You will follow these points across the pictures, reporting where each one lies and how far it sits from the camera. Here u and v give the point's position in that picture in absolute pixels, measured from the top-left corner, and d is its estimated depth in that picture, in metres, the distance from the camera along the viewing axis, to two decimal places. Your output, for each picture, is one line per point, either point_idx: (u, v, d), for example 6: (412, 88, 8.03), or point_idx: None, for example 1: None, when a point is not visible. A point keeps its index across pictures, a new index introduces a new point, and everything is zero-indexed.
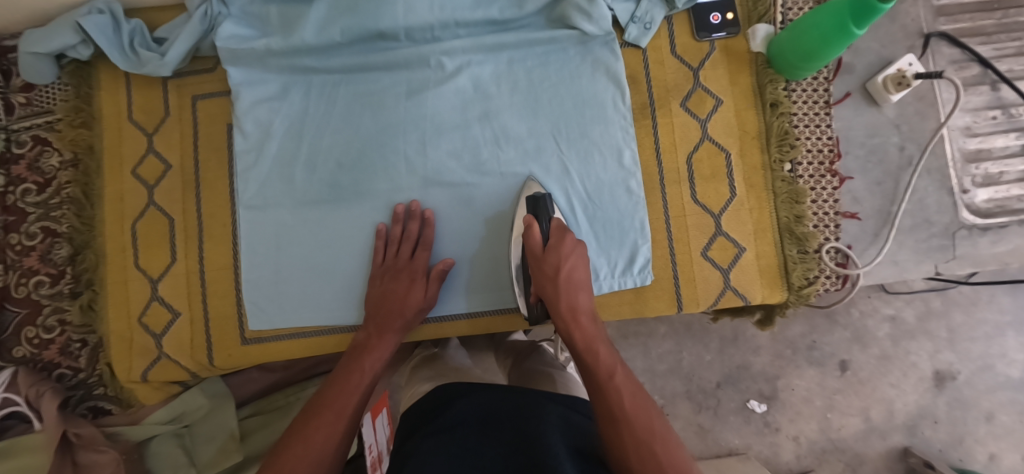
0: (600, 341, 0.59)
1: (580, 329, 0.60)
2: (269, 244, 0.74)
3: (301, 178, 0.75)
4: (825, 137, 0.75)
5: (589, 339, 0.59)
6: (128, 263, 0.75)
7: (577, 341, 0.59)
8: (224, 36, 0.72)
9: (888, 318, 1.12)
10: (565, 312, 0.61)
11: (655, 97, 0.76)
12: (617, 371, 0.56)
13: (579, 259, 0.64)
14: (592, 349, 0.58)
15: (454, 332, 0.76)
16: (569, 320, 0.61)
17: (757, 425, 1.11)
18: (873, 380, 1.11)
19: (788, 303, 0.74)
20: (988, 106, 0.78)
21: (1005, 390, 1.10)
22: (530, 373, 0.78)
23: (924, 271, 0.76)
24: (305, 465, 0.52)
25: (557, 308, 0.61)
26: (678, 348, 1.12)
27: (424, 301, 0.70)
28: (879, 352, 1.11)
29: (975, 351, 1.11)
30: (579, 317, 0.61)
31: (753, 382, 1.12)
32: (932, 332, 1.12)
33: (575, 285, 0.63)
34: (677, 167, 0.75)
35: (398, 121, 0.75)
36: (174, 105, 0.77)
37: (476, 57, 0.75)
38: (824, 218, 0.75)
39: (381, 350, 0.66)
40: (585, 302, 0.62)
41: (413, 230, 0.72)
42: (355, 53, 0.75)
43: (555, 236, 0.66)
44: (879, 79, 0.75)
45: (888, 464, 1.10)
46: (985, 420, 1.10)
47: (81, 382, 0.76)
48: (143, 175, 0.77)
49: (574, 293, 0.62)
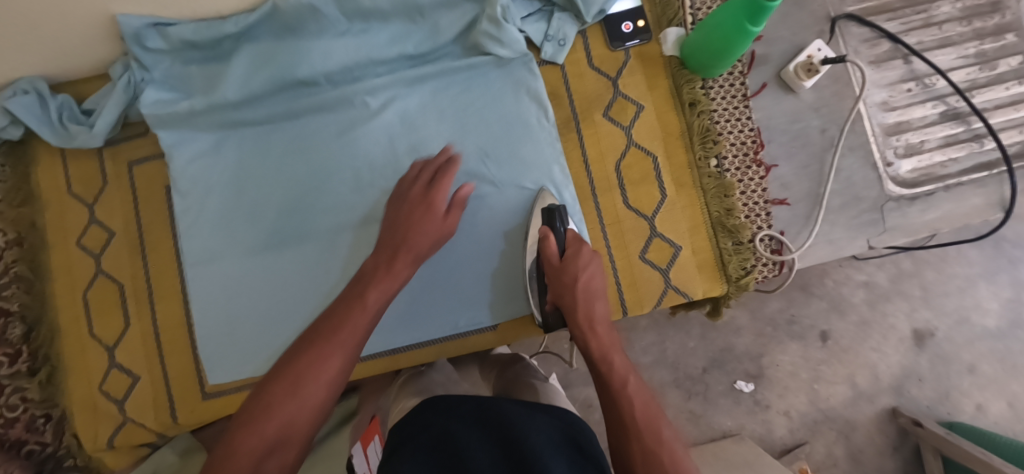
0: (614, 350, 0.60)
1: (596, 338, 0.62)
2: (219, 298, 0.75)
3: (243, 229, 0.76)
4: (746, 129, 0.77)
5: (604, 347, 0.61)
6: (83, 333, 0.77)
7: (592, 350, 0.61)
8: (148, 102, 0.73)
9: (862, 284, 1.15)
10: (582, 320, 0.63)
11: (578, 109, 0.77)
12: (629, 379, 0.56)
13: (593, 270, 0.67)
14: (607, 356, 0.59)
15: (434, 355, 0.78)
16: (587, 328, 0.63)
17: (748, 404, 1.13)
18: (855, 347, 1.14)
19: (730, 294, 0.76)
20: (903, 79, 0.80)
21: (982, 341, 1.14)
22: (514, 381, 0.80)
23: (859, 246, 0.78)
24: (306, 411, 0.47)
25: (578, 312, 0.64)
26: (660, 339, 1.13)
27: (446, 228, 0.66)
28: (857, 318, 1.14)
29: (950, 305, 1.14)
30: (595, 325, 0.63)
31: (738, 363, 1.13)
32: (907, 292, 1.15)
33: (588, 295, 0.65)
34: (606, 176, 0.76)
35: (330, 162, 0.76)
36: (112, 172, 0.79)
37: (399, 92, 0.76)
38: (754, 208, 0.77)
39: (387, 283, 0.59)
40: (601, 310, 0.64)
41: (436, 165, 0.67)
42: (279, 101, 0.75)
43: (571, 247, 0.68)
44: (790, 67, 0.77)
45: (879, 427, 1.13)
46: (968, 372, 1.14)
47: (50, 456, 0.77)
48: (88, 245, 0.78)
49: (591, 301, 0.65)
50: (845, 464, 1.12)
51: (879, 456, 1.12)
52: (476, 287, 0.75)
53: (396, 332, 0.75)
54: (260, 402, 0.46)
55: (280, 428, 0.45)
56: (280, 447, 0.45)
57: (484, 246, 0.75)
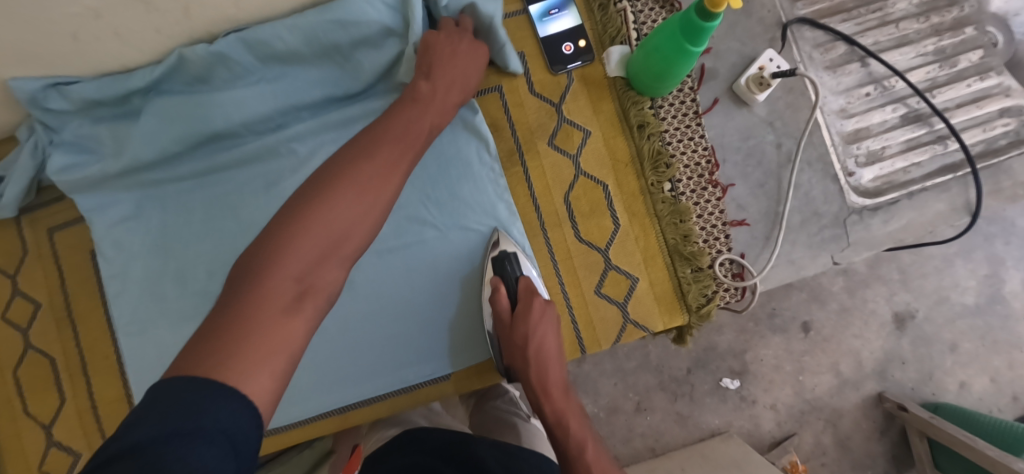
0: (571, 414, 0.62)
1: (551, 403, 0.63)
2: (153, 369, 0.71)
3: (174, 294, 0.72)
4: (700, 149, 0.73)
5: (559, 412, 0.62)
6: (17, 412, 0.73)
7: (547, 414, 0.63)
8: (56, 169, 0.67)
9: (841, 272, 1.13)
10: (536, 387, 0.64)
11: (521, 140, 0.73)
12: (587, 446, 0.60)
13: (546, 330, 0.66)
14: (564, 422, 0.62)
15: (392, 408, 0.75)
16: (542, 394, 0.63)
17: (734, 401, 1.11)
18: (837, 335, 1.12)
19: (692, 324, 0.73)
20: (860, 84, 0.76)
21: (963, 319, 1.13)
22: (489, 419, 0.76)
23: (823, 264, 0.74)
24: (364, 217, 0.45)
25: (535, 375, 0.64)
26: (641, 343, 1.10)
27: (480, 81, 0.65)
28: (837, 306, 1.12)
29: (929, 286, 1.12)
30: (550, 390, 0.63)
31: (721, 361, 1.11)
32: (885, 276, 1.13)
33: (543, 357, 0.64)
34: (555, 209, 0.72)
35: (260, 218, 0.71)
36: (32, 240, 0.74)
37: (327, 137, 0.71)
38: (712, 232, 0.73)
39: (437, 115, 0.58)
40: (554, 373, 0.64)
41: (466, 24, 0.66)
42: (200, 156, 0.71)
43: (522, 301, 0.65)
44: (742, 81, 0.73)
45: (866, 412, 1.12)
46: (950, 351, 1.12)
47: None
48: (14, 319, 0.73)
49: (544, 366, 0.64)
50: (834, 452, 1.11)
51: (867, 442, 1.11)
52: (423, 337, 0.71)
53: (346, 391, 0.71)
54: (305, 207, 0.42)
55: (343, 229, 0.43)
56: (334, 252, 0.42)
57: (430, 293, 0.71)
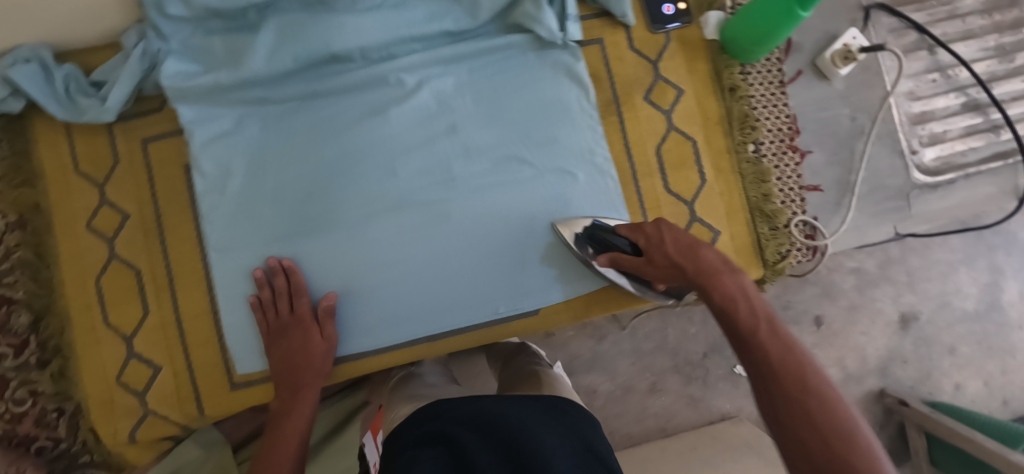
0: (741, 294, 0.50)
1: (718, 286, 0.52)
2: (246, 284, 0.72)
3: (269, 213, 0.72)
4: (783, 116, 0.78)
5: (728, 292, 0.50)
6: (96, 322, 0.72)
7: (716, 299, 0.51)
8: (168, 74, 0.67)
9: (853, 271, 1.18)
10: (695, 277, 0.54)
11: (618, 93, 0.76)
12: (760, 326, 0.47)
13: (676, 234, 0.59)
14: (730, 303, 0.50)
15: (467, 343, 0.76)
16: (699, 281, 0.53)
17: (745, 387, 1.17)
18: (844, 331, 1.19)
19: (766, 279, 0.77)
20: (927, 70, 0.81)
21: (962, 324, 1.20)
22: (518, 373, 0.79)
23: (885, 232, 0.80)
24: None
25: (682, 270, 0.56)
26: (662, 324, 1.15)
27: (327, 343, 0.70)
28: (847, 302, 1.18)
29: (933, 290, 1.20)
30: (715, 275, 0.52)
31: None
32: (893, 278, 1.19)
33: (687, 256, 0.56)
34: (647, 160, 0.76)
35: (360, 146, 0.72)
36: (124, 150, 0.73)
37: (434, 71, 0.73)
38: (790, 194, 0.77)
39: (301, 408, 0.68)
40: (715, 256, 0.54)
41: (282, 285, 0.70)
42: (307, 78, 0.72)
43: (636, 237, 0.63)
44: (827, 54, 0.77)
45: (867, 406, 1.18)
46: (948, 353, 1.20)
47: (65, 453, 0.72)
48: (100, 227, 0.72)
49: (696, 255, 0.55)
50: None
51: None
52: (515, 274, 0.74)
53: (440, 316, 0.74)
54: None
55: None
56: None
57: (526, 230, 0.74)
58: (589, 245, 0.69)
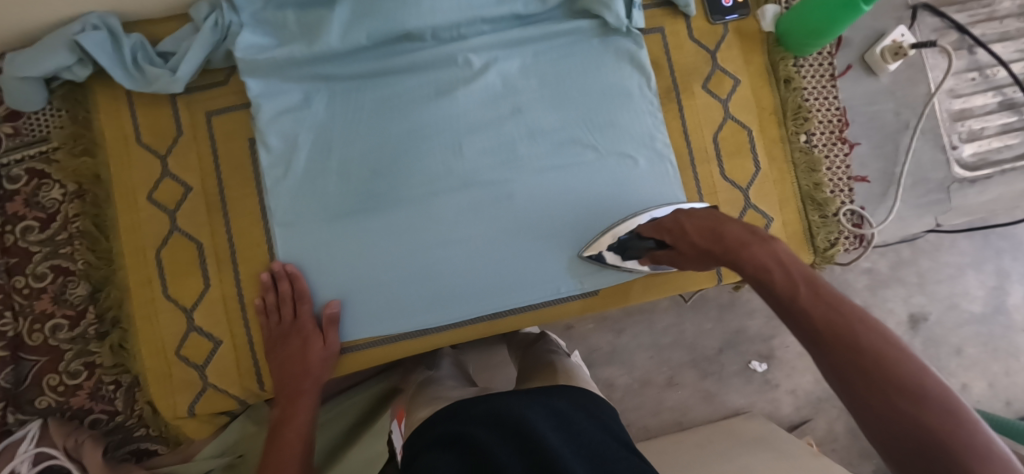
0: (773, 259, 0.43)
1: (750, 258, 0.45)
2: (310, 259, 0.72)
3: (334, 188, 0.72)
4: (833, 108, 0.80)
5: (759, 260, 0.44)
6: (156, 295, 0.71)
7: (750, 273, 0.44)
8: (243, 46, 0.67)
9: (865, 271, 1.19)
10: (724, 253, 0.47)
11: (678, 80, 0.78)
12: (799, 284, 0.41)
13: (693, 216, 0.54)
14: (763, 273, 0.43)
15: (532, 320, 0.78)
16: (731, 263, 0.47)
17: (758, 383, 1.18)
18: None
19: (814, 265, 0.79)
20: (968, 68, 0.84)
21: (969, 325, 1.21)
22: (536, 362, 0.78)
23: (926, 224, 0.84)
24: None
25: (708, 255, 0.50)
26: (679, 319, 1.17)
27: (327, 350, 0.70)
28: (859, 302, 1.18)
29: (941, 291, 1.20)
30: (742, 244, 0.46)
31: (750, 344, 1.19)
32: (904, 279, 1.20)
33: (709, 236, 0.50)
34: (704, 147, 0.78)
35: (426, 124, 0.73)
36: (187, 123, 0.73)
37: (500, 53, 0.75)
38: (839, 184, 0.80)
39: (299, 416, 0.68)
40: (738, 229, 0.48)
41: (287, 291, 0.70)
42: (377, 56, 0.72)
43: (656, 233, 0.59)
44: (877, 50, 0.80)
45: None
46: (955, 354, 1.21)
47: (120, 426, 0.72)
48: (161, 200, 0.72)
49: (720, 231, 0.49)
50: (843, 439, 1.19)
51: None
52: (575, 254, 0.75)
53: (501, 295, 0.75)
54: None
55: None
56: None
57: (587, 210, 0.75)
58: (624, 254, 0.72)
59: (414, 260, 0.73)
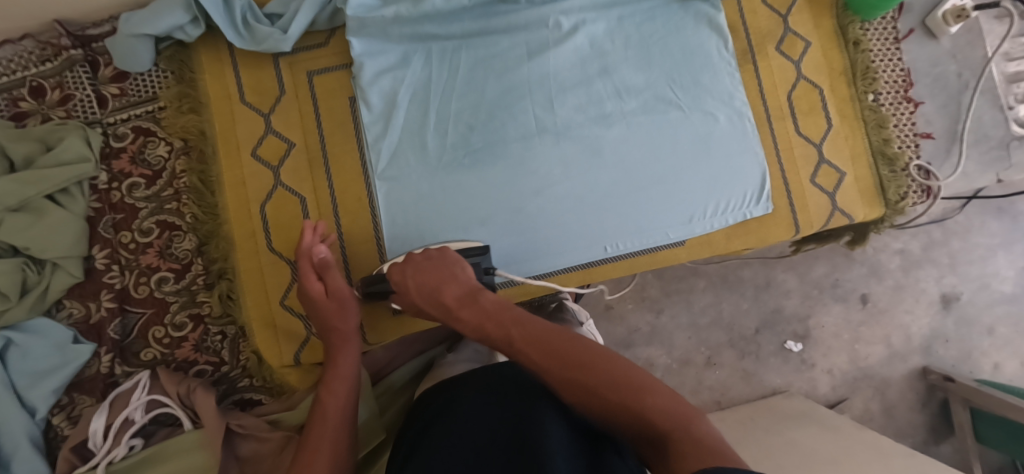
0: (487, 320, 0.54)
1: (459, 319, 0.56)
2: (410, 211, 0.74)
3: (433, 143, 0.75)
4: (898, 69, 0.84)
5: (475, 326, 0.55)
6: (260, 247, 0.73)
7: (468, 332, 0.55)
8: (354, 5, 0.71)
9: (897, 252, 1.20)
10: (438, 309, 0.58)
11: (753, 42, 0.82)
12: (512, 335, 0.52)
13: (419, 270, 0.60)
14: (481, 331, 0.54)
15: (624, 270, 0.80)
16: (452, 321, 0.57)
17: (795, 363, 1.18)
18: (891, 309, 1.20)
19: (885, 218, 0.83)
20: (1021, 33, 0.88)
21: (1000, 305, 1.20)
22: None
23: (988, 179, 0.87)
24: None
25: (431, 312, 0.59)
26: (717, 299, 1.18)
27: (337, 293, 0.66)
28: (892, 282, 1.20)
29: (973, 272, 1.20)
30: (454, 309, 0.56)
31: (787, 325, 1.19)
32: (936, 260, 1.20)
33: (430, 297, 0.58)
34: (780, 105, 0.81)
35: (522, 82, 0.76)
36: (289, 83, 0.75)
37: (589, 15, 0.78)
38: (905, 140, 0.84)
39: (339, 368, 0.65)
40: (451, 290, 0.57)
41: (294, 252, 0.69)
42: (474, 18, 0.76)
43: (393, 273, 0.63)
44: (938, 14, 0.84)
45: (911, 384, 1.19)
46: (987, 334, 1.20)
47: (224, 377, 0.73)
48: (264, 156, 0.74)
49: (438, 287, 0.58)
50: (880, 418, 1.18)
51: (910, 411, 1.19)
52: (661, 207, 0.78)
53: (594, 246, 0.77)
54: None
55: None
56: None
57: (673, 163, 0.78)
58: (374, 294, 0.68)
59: (508, 212, 0.75)
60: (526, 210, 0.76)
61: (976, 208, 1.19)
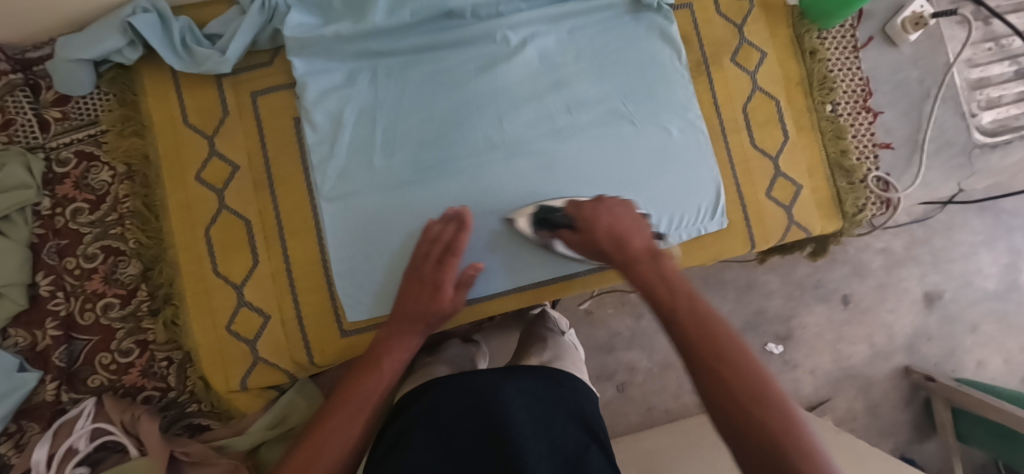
0: (673, 275, 0.52)
1: (638, 268, 0.54)
2: (357, 232, 0.73)
3: (381, 162, 0.73)
4: (857, 78, 0.83)
5: (657, 275, 0.52)
6: (207, 271, 0.72)
7: (639, 282, 0.53)
8: (292, 25, 0.70)
9: (880, 251, 1.18)
10: (623, 258, 0.56)
11: (707, 54, 0.80)
12: (680, 304, 0.48)
13: (614, 215, 0.60)
14: (649, 289, 0.51)
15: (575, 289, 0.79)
16: (625, 268, 0.55)
17: (778, 364, 1.16)
18: (874, 308, 1.18)
19: (844, 230, 0.82)
20: (984, 39, 0.87)
21: (984, 302, 1.19)
22: (529, 339, 0.79)
23: (950, 188, 0.86)
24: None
25: (607, 253, 0.58)
26: None
27: (451, 307, 0.65)
28: (875, 281, 1.17)
29: (956, 270, 1.18)
30: (656, 256, 0.54)
31: (769, 326, 1.16)
32: (918, 257, 1.18)
33: (617, 241, 0.57)
34: (735, 117, 0.80)
35: (472, 97, 0.75)
36: (233, 104, 0.74)
37: (539, 29, 0.77)
38: (864, 151, 0.83)
39: (401, 350, 0.60)
40: (642, 242, 0.56)
41: (444, 234, 0.67)
42: (421, 34, 0.74)
43: (573, 212, 0.63)
44: (897, 21, 0.83)
45: (894, 383, 1.18)
46: (971, 331, 1.19)
47: (172, 402, 0.73)
48: (209, 179, 0.73)
49: (631, 235, 0.57)
50: (864, 418, 1.17)
51: (894, 410, 1.17)
52: None
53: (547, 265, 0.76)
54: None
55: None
56: None
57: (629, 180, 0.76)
58: (541, 229, 0.71)
59: None
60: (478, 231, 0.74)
61: (957, 207, 1.18)
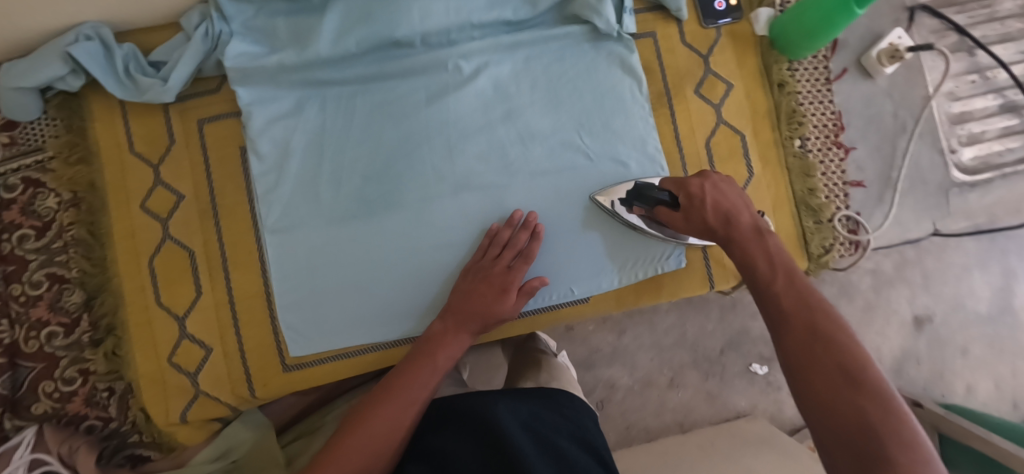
0: (784, 257, 0.49)
1: (743, 244, 0.52)
2: (298, 266, 0.71)
3: (327, 194, 0.72)
4: (828, 112, 0.80)
5: (752, 255, 0.50)
6: (150, 302, 0.71)
7: (739, 258, 0.51)
8: (232, 55, 0.68)
9: (868, 271, 1.01)
10: (723, 229, 0.54)
11: (670, 84, 0.77)
12: (778, 281, 0.47)
13: (720, 190, 0.57)
14: (749, 262, 0.50)
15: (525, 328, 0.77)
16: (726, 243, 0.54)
17: (761, 384, 1.05)
18: (859, 331, 1.01)
19: (809, 271, 0.78)
20: (967, 71, 0.83)
21: (975, 327, 1.02)
22: (521, 360, 0.77)
23: (924, 228, 0.83)
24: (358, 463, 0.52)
25: (711, 230, 0.55)
26: (680, 320, 1.04)
27: (512, 311, 0.67)
28: (863, 302, 1.01)
29: (948, 291, 1.01)
30: (764, 234, 0.52)
31: (752, 346, 1.06)
32: (909, 279, 1.01)
33: (722, 216, 0.55)
34: (697, 152, 0.77)
35: (421, 128, 0.73)
36: (180, 131, 0.73)
37: (493, 57, 0.75)
38: (834, 189, 0.79)
39: (453, 348, 0.64)
40: (749, 219, 0.54)
41: (516, 238, 0.69)
42: (369, 62, 0.73)
43: (673, 189, 0.61)
44: (873, 53, 0.79)
45: None
46: (960, 354, 1.02)
47: (114, 432, 0.73)
48: (154, 208, 0.72)
49: (741, 211, 0.55)
50: None
51: None
52: (562, 265, 0.74)
53: None
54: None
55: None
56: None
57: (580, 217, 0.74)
58: (635, 201, 0.69)
59: (403, 267, 0.72)
60: (424, 265, 0.72)
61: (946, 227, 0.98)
